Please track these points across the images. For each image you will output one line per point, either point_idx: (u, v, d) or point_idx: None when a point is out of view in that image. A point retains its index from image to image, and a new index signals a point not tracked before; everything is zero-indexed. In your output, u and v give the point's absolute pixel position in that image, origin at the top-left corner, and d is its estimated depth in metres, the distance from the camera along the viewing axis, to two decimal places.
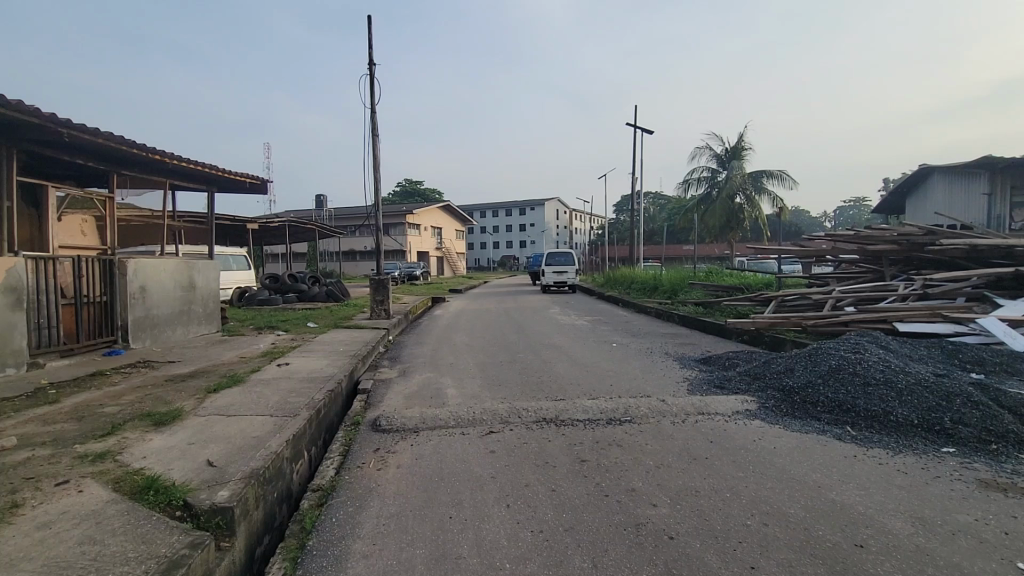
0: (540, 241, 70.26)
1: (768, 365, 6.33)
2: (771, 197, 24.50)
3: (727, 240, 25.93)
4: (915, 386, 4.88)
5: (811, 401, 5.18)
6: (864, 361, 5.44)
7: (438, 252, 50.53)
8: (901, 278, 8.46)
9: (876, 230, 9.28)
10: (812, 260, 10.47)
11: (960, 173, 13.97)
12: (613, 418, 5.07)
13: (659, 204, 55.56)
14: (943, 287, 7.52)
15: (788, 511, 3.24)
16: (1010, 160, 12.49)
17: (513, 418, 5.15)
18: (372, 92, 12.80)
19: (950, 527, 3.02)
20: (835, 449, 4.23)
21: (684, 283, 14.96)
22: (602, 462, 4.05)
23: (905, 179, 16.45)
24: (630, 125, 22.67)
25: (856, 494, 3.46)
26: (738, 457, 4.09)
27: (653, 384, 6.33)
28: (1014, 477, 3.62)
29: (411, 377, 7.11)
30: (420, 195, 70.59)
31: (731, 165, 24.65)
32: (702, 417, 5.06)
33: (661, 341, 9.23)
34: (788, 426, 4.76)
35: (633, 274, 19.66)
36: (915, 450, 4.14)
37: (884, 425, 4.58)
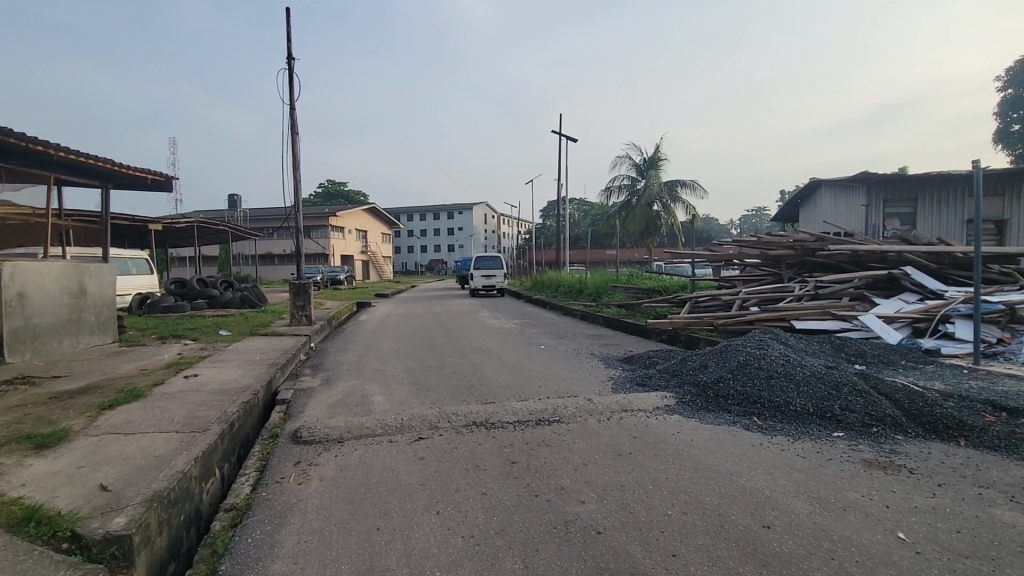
0: (468, 245, 70.25)
1: (685, 362, 6.73)
2: (685, 205, 26.11)
3: (646, 245, 27.32)
4: (810, 378, 5.39)
5: (722, 394, 5.57)
6: (767, 356, 5.94)
7: (364, 256, 49.06)
8: (797, 279, 9.31)
9: (775, 236, 10.16)
10: (721, 263, 11.27)
11: (843, 187, 15.62)
12: (541, 418, 5.16)
13: (583, 210, 57.52)
14: (831, 288, 8.38)
15: (705, 499, 3.46)
16: (883, 176, 14.14)
17: (443, 423, 5.10)
18: (291, 88, 12.21)
19: (842, 505, 3.36)
20: (743, 438, 4.58)
21: (607, 286, 15.56)
22: (531, 463, 4.11)
23: (799, 191, 18.13)
24: (556, 132, 23.20)
25: (762, 478, 3.77)
26: (660, 451, 4.32)
27: (580, 384, 6.51)
28: (891, 456, 4.10)
29: (336, 385, 6.83)
30: (344, 197, 68.26)
31: (648, 175, 25.94)
32: (626, 414, 5.29)
33: (587, 343, 9.52)
34: (703, 419, 5.10)
35: (559, 278, 20.16)
36: (811, 436, 4.58)
37: (785, 413, 5.02)
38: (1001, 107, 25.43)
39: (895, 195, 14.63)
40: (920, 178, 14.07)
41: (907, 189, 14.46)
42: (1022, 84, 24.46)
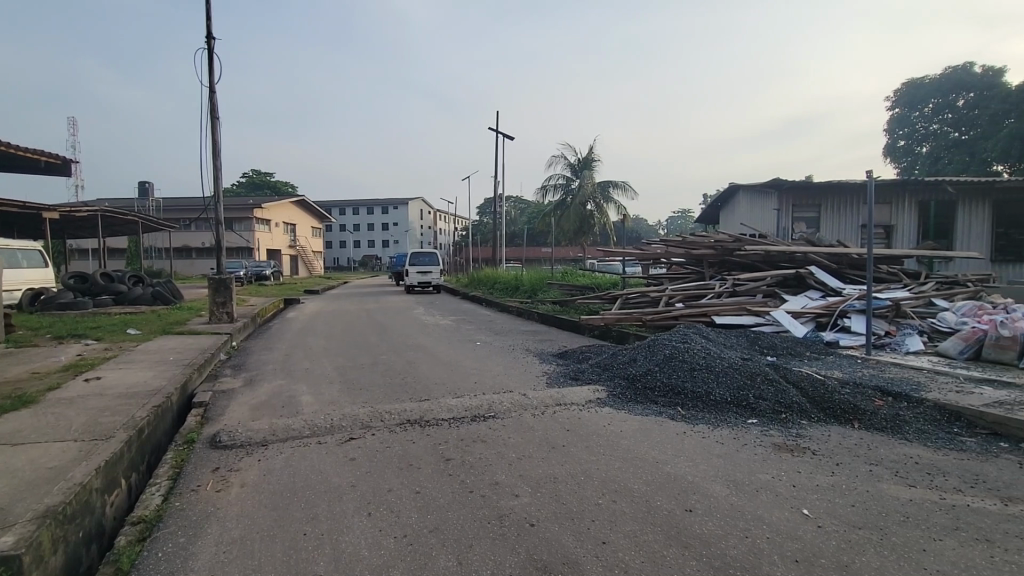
0: (404, 241, 68.91)
1: (616, 357, 6.98)
2: (617, 205, 27.02)
3: (580, 243, 28.01)
4: (728, 370, 5.76)
5: (650, 386, 5.83)
6: (691, 349, 6.29)
7: (292, 251, 46.84)
8: (717, 277, 9.89)
9: (698, 237, 10.75)
10: (649, 262, 11.75)
11: (758, 191, 16.76)
12: (477, 414, 5.17)
13: (519, 208, 58.05)
14: (747, 285, 8.98)
15: (632, 487, 3.62)
16: (792, 183, 15.29)
17: (375, 422, 4.98)
18: (211, 69, 11.43)
19: (755, 486, 3.63)
20: (669, 428, 4.83)
21: (542, 283, 15.82)
22: (466, 459, 4.11)
23: (720, 194, 19.26)
24: (493, 129, 23.18)
25: (686, 465, 4.00)
26: (591, 442, 4.46)
27: (515, 379, 6.59)
28: (798, 440, 4.48)
29: (261, 386, 6.49)
30: (271, 188, 64.79)
31: (582, 175, 26.60)
32: (559, 408, 5.42)
33: (523, 339, 9.63)
34: (632, 411, 5.32)
35: (495, 274, 20.22)
36: (729, 423, 4.91)
37: (706, 403, 5.34)
38: (890, 125, 28.37)
39: (805, 201, 15.75)
40: (823, 186, 15.35)
41: (813, 195, 15.71)
42: (907, 105, 27.41)
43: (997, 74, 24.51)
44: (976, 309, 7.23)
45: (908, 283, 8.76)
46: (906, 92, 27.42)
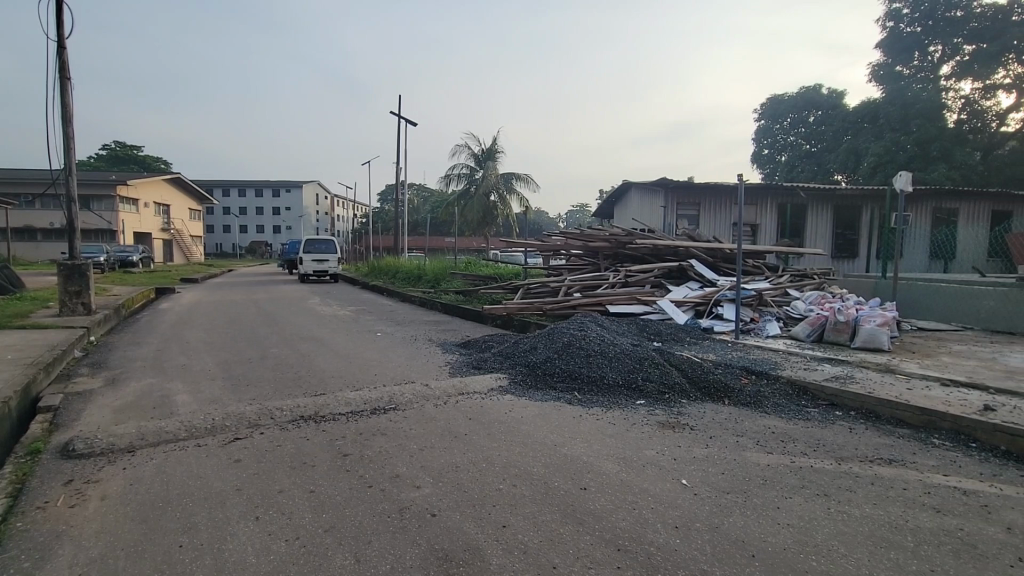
0: (297, 227, 64.60)
1: (516, 345, 7.16)
2: (519, 197, 27.44)
3: (483, 234, 28.12)
4: (620, 355, 6.16)
5: (549, 372, 6.07)
6: (587, 337, 6.64)
7: (165, 235, 41.94)
8: (611, 268, 10.47)
9: (594, 230, 11.29)
10: (549, 253, 12.14)
11: (648, 189, 17.97)
12: (377, 407, 5.05)
13: (422, 196, 56.81)
14: (637, 276, 9.62)
15: (530, 470, 3.77)
16: (676, 182, 16.59)
17: (265, 420, 4.67)
18: (59, 21, 9.82)
19: (641, 461, 3.94)
20: (567, 412, 5.08)
21: (446, 273, 15.70)
22: (365, 454, 4.00)
23: (614, 190, 20.38)
24: (396, 113, 22.47)
25: (581, 446, 4.23)
26: (492, 430, 4.55)
27: (417, 370, 6.51)
28: (679, 417, 4.93)
29: (126, 385, 5.79)
30: (138, 163, 57.32)
31: (486, 165, 26.65)
32: (462, 397, 5.45)
33: (425, 329, 9.52)
34: (532, 397, 5.51)
35: (397, 264, 19.71)
36: (620, 405, 5.26)
37: (600, 387, 5.68)
38: (756, 134, 31.70)
39: (687, 200, 17.16)
40: (702, 187, 16.83)
41: (694, 195, 17.17)
42: (770, 117, 30.74)
43: (839, 95, 28.28)
44: (820, 298, 8.40)
45: (769, 276, 9.93)
46: (770, 105, 30.69)
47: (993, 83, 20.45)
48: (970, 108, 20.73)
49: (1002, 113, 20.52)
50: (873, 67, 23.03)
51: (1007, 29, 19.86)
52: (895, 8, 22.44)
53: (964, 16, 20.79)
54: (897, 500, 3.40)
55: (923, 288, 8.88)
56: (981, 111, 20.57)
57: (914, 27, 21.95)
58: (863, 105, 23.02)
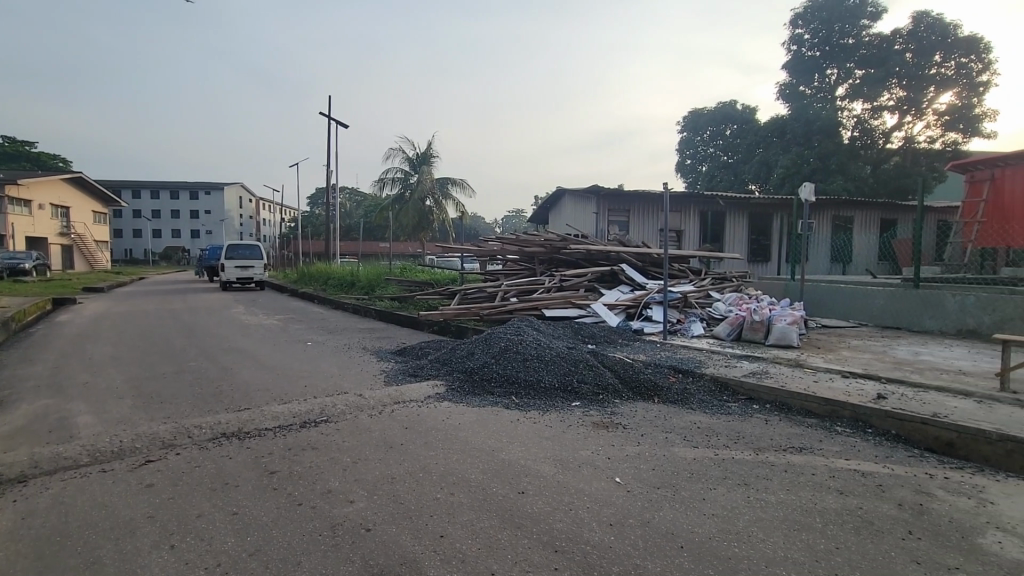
0: (219, 232, 60.73)
1: (453, 351, 7.11)
2: (455, 202, 27.32)
3: (419, 239, 27.74)
4: (556, 358, 6.27)
5: (486, 378, 6.07)
6: (523, 341, 6.71)
7: (63, 240, 38.03)
8: (546, 273, 10.65)
9: (529, 235, 11.45)
10: (486, 258, 12.17)
11: (581, 195, 18.48)
12: (307, 420, 4.84)
13: (354, 201, 55.14)
14: (572, 280, 9.86)
15: (468, 477, 3.75)
16: (607, 190, 17.18)
17: (182, 439, 4.36)
18: None
19: (577, 462, 4.03)
20: (504, 416, 5.11)
21: (380, 279, 15.35)
22: (294, 470, 3.83)
23: (549, 196, 20.78)
24: (326, 115, 21.77)
25: (519, 450, 4.27)
26: (429, 438, 4.49)
27: (350, 380, 6.31)
28: (611, 417, 5.09)
29: (15, 408, 5.19)
30: (30, 160, 51.69)
31: (420, 170, 26.31)
32: (398, 406, 5.35)
33: (359, 337, 9.25)
34: (469, 403, 5.50)
35: (329, 269, 19.03)
36: (556, 407, 5.37)
37: (536, 390, 5.76)
38: (680, 145, 33.42)
39: (618, 206, 17.81)
40: (631, 194, 17.52)
41: (624, 202, 17.84)
42: (691, 129, 32.50)
43: (751, 111, 30.39)
44: (738, 299, 8.99)
45: (693, 279, 10.50)
46: (691, 118, 32.41)
47: (880, 105, 22.69)
48: (861, 126, 22.96)
49: (887, 132, 22.85)
50: (780, 86, 24.96)
51: (889, 56, 22.09)
52: (797, 32, 24.44)
53: (855, 43, 22.93)
54: (807, 485, 3.69)
55: (826, 288, 9.71)
56: (870, 129, 22.86)
57: (813, 51, 23.96)
58: (772, 120, 24.89)
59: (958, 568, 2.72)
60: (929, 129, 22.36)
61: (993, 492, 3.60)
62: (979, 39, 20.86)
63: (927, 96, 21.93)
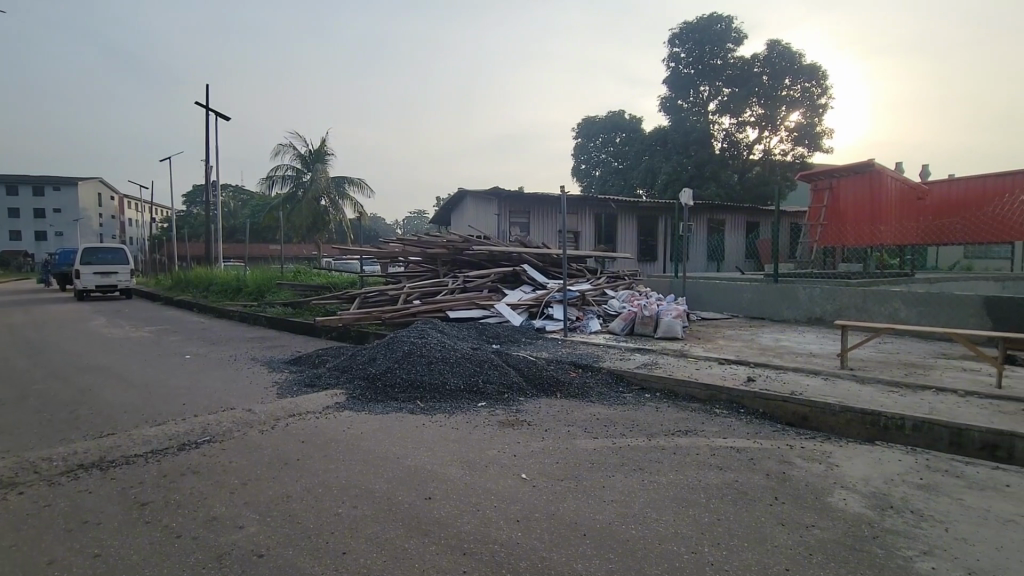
0: (72, 233, 52.80)
1: (354, 357, 6.82)
2: (352, 202, 26.20)
3: (314, 241, 26.24)
4: (461, 359, 6.25)
5: (389, 383, 5.90)
6: (427, 343, 6.61)
7: None
8: (450, 274, 10.59)
9: (432, 237, 11.29)
10: (387, 260, 11.83)
11: (483, 197, 18.61)
12: (187, 442, 4.39)
13: (239, 199, 50.69)
14: (475, 281, 9.89)
15: (372, 487, 3.62)
16: (507, 192, 17.49)
17: (27, 476, 3.74)
18: None
19: (484, 462, 4.07)
20: (409, 421, 5.01)
21: (271, 283, 14.32)
22: (172, 499, 3.45)
23: (450, 198, 20.70)
24: (203, 105, 19.80)
25: (425, 455, 4.20)
26: (328, 450, 4.27)
27: (237, 394, 5.82)
28: (516, 415, 5.20)
29: None
30: None
31: (314, 168, 24.88)
32: (293, 419, 5.03)
33: (247, 347, 8.56)
34: (372, 410, 5.32)
35: (211, 274, 17.38)
36: (463, 409, 5.37)
37: (442, 393, 5.71)
38: (575, 150, 34.86)
39: (518, 208, 18.19)
40: (531, 197, 18.00)
41: (524, 204, 18.26)
42: (585, 135, 34.05)
43: (638, 120, 32.50)
44: (631, 296, 9.60)
45: (590, 278, 11.03)
46: (584, 125, 33.99)
47: (744, 120, 25.42)
48: (729, 138, 25.56)
49: (751, 144, 25.65)
50: (661, 99, 27.00)
51: (750, 78, 24.78)
52: (674, 51, 26.53)
53: (722, 64, 25.40)
54: (693, 464, 4.05)
55: (704, 284, 10.69)
56: (736, 142, 25.55)
57: (688, 68, 26.12)
58: (656, 130, 26.88)
59: (814, 525, 3.14)
60: (783, 143, 25.39)
61: (839, 456, 4.21)
62: (820, 67, 24.12)
63: (781, 115, 24.94)
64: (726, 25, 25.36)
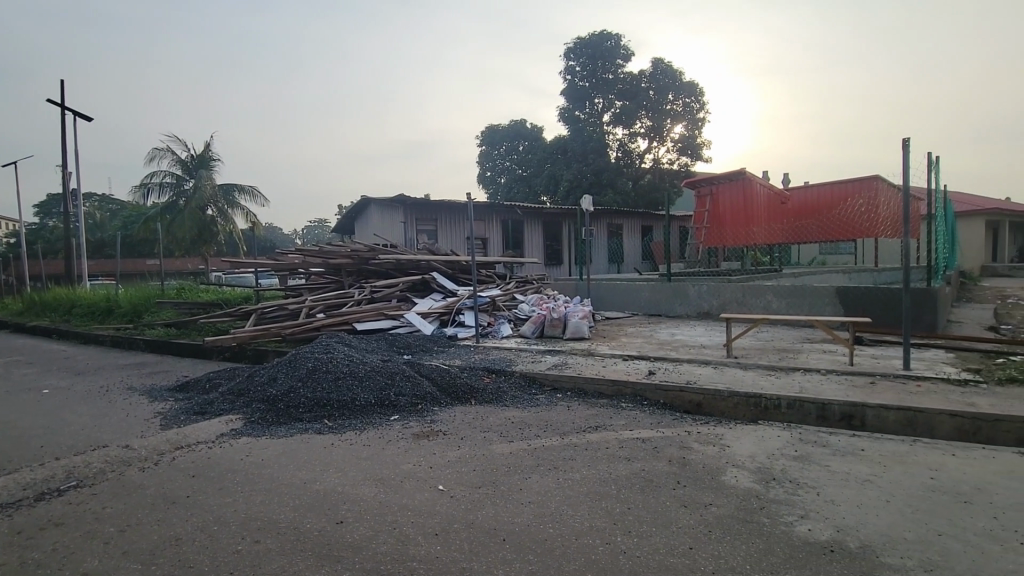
0: None
1: (251, 379, 6.31)
2: (244, 211, 24.34)
3: (201, 254, 24.00)
4: (370, 373, 6.02)
5: (292, 404, 5.54)
6: (334, 358, 6.30)
7: None
8: (356, 285, 10.18)
9: (334, 247, 10.77)
10: (285, 272, 11.11)
11: (388, 204, 18.14)
12: (47, 491, 3.80)
13: (107, 209, 44.99)
14: (382, 291, 9.60)
15: (276, 518, 3.37)
16: (413, 199, 17.22)
17: None
18: None
19: (398, 478, 3.95)
20: (316, 442, 4.74)
21: (149, 302, 12.85)
22: (29, 560, 2.97)
23: (353, 206, 19.95)
24: (56, 103, 17.38)
25: (335, 477, 4.00)
26: (225, 482, 3.92)
27: (111, 430, 5.15)
28: (430, 425, 5.12)
29: None
30: None
31: (197, 174, 22.75)
32: (181, 452, 4.55)
33: (122, 375, 7.61)
34: (274, 434, 4.96)
35: (73, 294, 15.24)
36: (374, 424, 5.18)
37: (352, 410, 5.47)
38: (480, 158, 35.14)
39: (425, 215, 17.97)
40: (437, 204, 17.86)
41: (431, 211, 18.07)
42: (489, 143, 34.47)
43: (539, 129, 33.51)
44: (539, 299, 9.86)
45: (500, 284, 11.17)
46: (488, 133, 34.42)
47: (635, 131, 27.19)
48: (623, 148, 27.16)
49: (642, 153, 27.47)
50: (560, 110, 28.07)
51: (639, 92, 26.53)
52: (570, 64, 27.72)
53: (614, 78, 26.95)
54: (603, 458, 4.24)
55: (607, 285, 11.25)
56: (629, 151, 27.21)
57: (584, 81, 27.44)
58: (556, 139, 28.03)
59: (711, 503, 3.42)
60: (670, 153, 27.46)
61: (729, 437, 4.62)
62: (697, 85, 26.47)
63: (667, 128, 26.95)
64: (615, 42, 26.93)
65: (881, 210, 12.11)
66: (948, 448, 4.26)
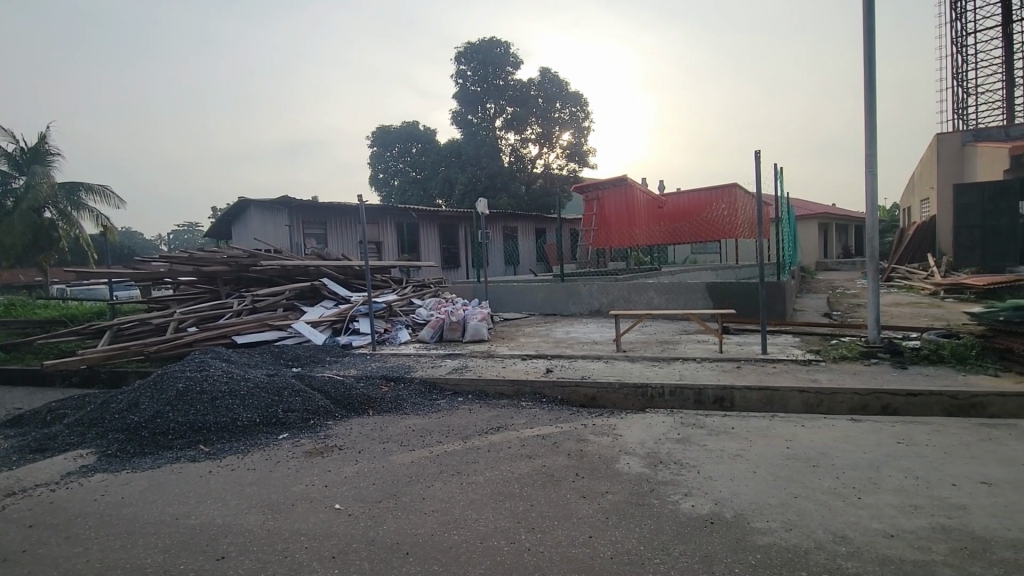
0: None
1: (106, 406, 5.48)
2: (93, 213, 21.16)
3: (36, 263, 20.43)
4: (254, 390, 5.52)
5: (159, 432, 4.90)
6: (209, 376, 5.67)
7: None
8: (234, 295, 9.28)
9: (207, 252, 9.72)
10: (148, 283, 9.81)
11: (270, 206, 16.85)
12: None
13: None
14: (266, 300, 8.86)
15: (142, 562, 2.97)
16: (299, 201, 16.15)
17: None
18: None
19: (289, 501, 3.67)
20: (190, 472, 4.25)
21: None
22: None
23: (229, 207, 18.21)
24: None
25: (215, 508, 3.61)
26: (75, 528, 3.37)
27: None
28: (324, 441, 4.83)
29: None
30: None
31: (29, 170, 19.41)
32: (11, 499, 3.82)
33: None
34: (137, 468, 4.36)
35: None
36: (259, 445, 4.76)
37: (232, 432, 4.98)
38: (370, 159, 33.95)
39: (312, 218, 16.95)
40: (326, 207, 16.94)
41: (319, 214, 17.08)
42: (380, 145, 33.47)
43: (432, 131, 33.11)
44: (437, 303, 9.75)
45: (395, 288, 10.87)
46: (379, 134, 33.40)
47: (526, 137, 27.99)
48: (514, 153, 27.84)
49: (534, 158, 28.35)
50: (452, 113, 28.04)
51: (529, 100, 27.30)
52: (461, 68, 27.80)
53: (504, 85, 27.47)
54: (506, 458, 4.29)
55: (504, 287, 11.43)
56: (521, 156, 27.94)
57: (475, 86, 27.67)
58: (450, 143, 28.00)
59: (607, 492, 3.60)
60: (559, 159, 28.66)
61: (621, 427, 4.90)
62: (582, 96, 27.92)
63: (556, 134, 28.07)
64: (504, 50, 27.50)
65: (742, 211, 13.60)
66: (798, 420, 4.91)
